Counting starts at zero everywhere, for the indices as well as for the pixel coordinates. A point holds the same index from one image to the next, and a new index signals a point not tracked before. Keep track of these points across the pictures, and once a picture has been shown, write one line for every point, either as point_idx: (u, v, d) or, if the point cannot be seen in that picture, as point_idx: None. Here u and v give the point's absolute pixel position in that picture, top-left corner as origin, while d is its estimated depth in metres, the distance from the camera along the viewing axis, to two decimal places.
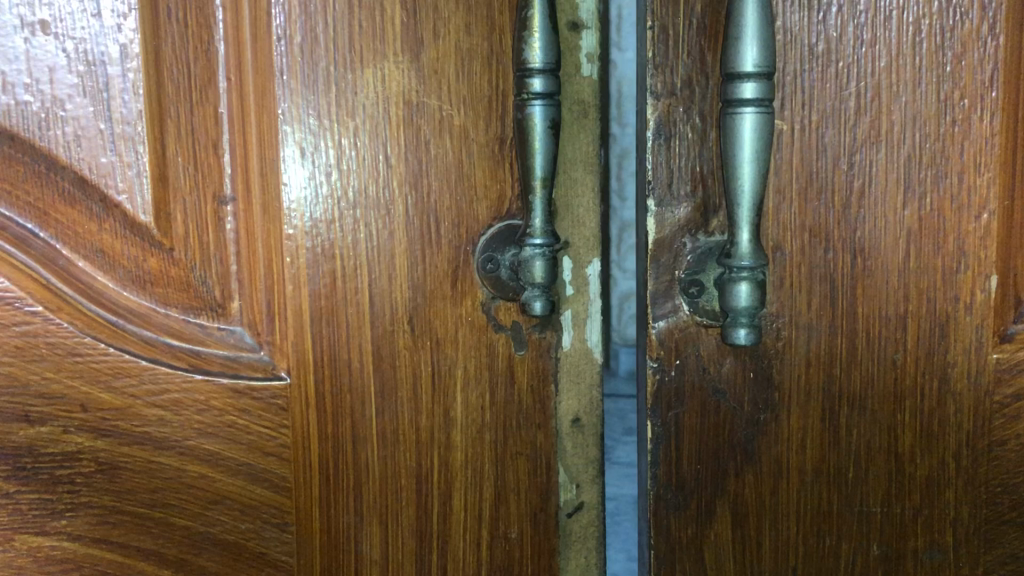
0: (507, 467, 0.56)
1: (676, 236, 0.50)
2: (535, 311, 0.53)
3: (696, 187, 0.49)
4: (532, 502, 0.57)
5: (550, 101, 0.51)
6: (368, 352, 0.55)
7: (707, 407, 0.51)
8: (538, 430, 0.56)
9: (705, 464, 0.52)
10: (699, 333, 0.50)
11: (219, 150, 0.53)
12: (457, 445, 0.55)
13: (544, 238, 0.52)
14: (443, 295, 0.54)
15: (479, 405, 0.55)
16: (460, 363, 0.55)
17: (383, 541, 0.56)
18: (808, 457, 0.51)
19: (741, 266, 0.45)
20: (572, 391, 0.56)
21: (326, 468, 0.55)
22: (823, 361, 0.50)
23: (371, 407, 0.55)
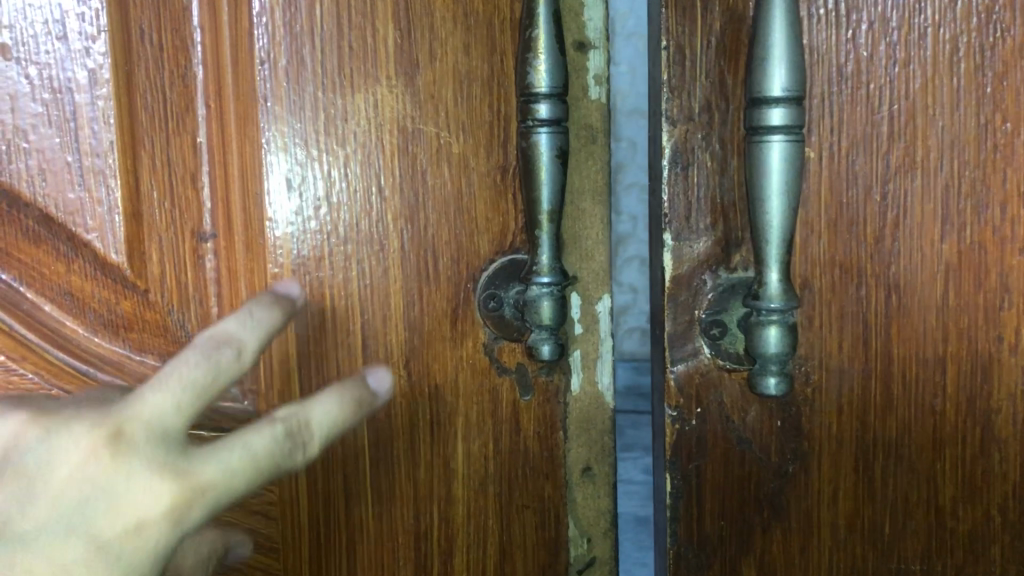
0: (514, 522, 0.52)
1: (695, 273, 0.46)
2: (543, 355, 0.49)
3: (716, 220, 0.45)
4: (540, 558, 0.52)
5: (556, 128, 0.47)
6: (361, 399, 0.50)
7: (730, 457, 0.47)
8: (546, 480, 0.52)
9: (730, 520, 0.47)
10: (721, 377, 0.46)
11: (198, 182, 0.50)
12: (458, 498, 0.51)
13: (550, 276, 0.48)
14: (442, 337, 0.50)
15: (483, 455, 0.51)
16: (461, 411, 0.51)
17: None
18: (841, 512, 0.47)
19: (770, 309, 0.41)
20: (582, 438, 0.52)
21: (317, 527, 0.51)
22: (856, 408, 0.46)
23: (365, 461, 0.51)
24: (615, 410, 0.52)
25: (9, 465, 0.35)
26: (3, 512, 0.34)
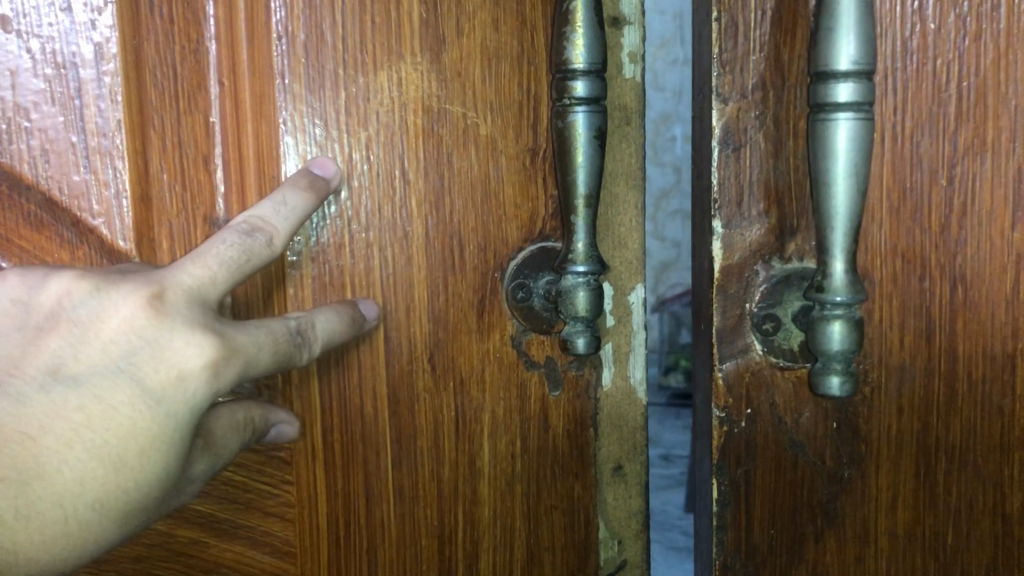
0: (541, 525, 0.49)
1: (747, 264, 0.42)
2: (578, 349, 0.45)
3: (770, 206, 0.42)
4: (569, 563, 0.49)
5: (595, 107, 0.44)
6: (383, 395, 0.47)
7: (782, 462, 0.44)
8: (575, 479, 0.49)
9: (781, 528, 0.44)
10: (774, 376, 0.43)
11: (211, 164, 0.46)
12: (484, 499, 0.48)
13: (586, 266, 0.45)
14: (468, 330, 0.47)
15: (508, 454, 0.48)
16: (488, 407, 0.48)
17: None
18: (900, 519, 0.44)
19: (835, 303, 0.38)
20: (613, 436, 0.49)
21: (336, 532, 0.48)
22: (918, 408, 0.43)
23: (387, 460, 0.47)
24: (648, 406, 0.49)
25: (63, 315, 0.38)
26: (57, 355, 0.38)
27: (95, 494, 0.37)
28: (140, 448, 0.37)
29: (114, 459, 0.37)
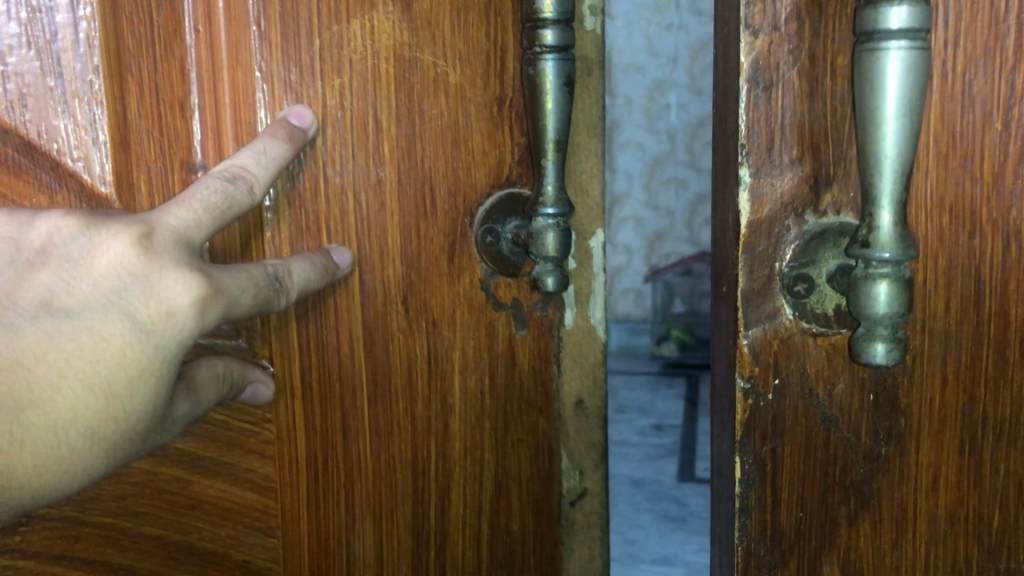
0: (510, 459, 0.49)
1: (777, 218, 0.38)
2: (548, 288, 0.44)
3: (804, 153, 0.37)
4: (534, 492, 0.50)
5: (565, 55, 0.44)
6: (359, 337, 0.46)
7: (813, 439, 0.39)
8: (540, 414, 0.49)
9: (811, 511, 0.40)
10: (805, 343, 0.39)
11: (187, 110, 0.43)
12: (455, 434, 0.48)
13: (556, 208, 0.44)
14: (439, 272, 0.47)
15: (478, 391, 0.48)
16: (458, 346, 0.47)
17: (376, 541, 0.48)
18: (941, 502, 0.40)
19: (881, 260, 0.33)
20: (577, 376, 0.49)
21: (313, 470, 0.47)
22: (963, 379, 0.39)
23: (362, 399, 0.47)
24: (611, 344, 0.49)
25: (53, 253, 0.38)
26: (49, 289, 0.37)
27: (88, 424, 0.36)
28: (130, 378, 0.37)
29: (105, 388, 0.36)
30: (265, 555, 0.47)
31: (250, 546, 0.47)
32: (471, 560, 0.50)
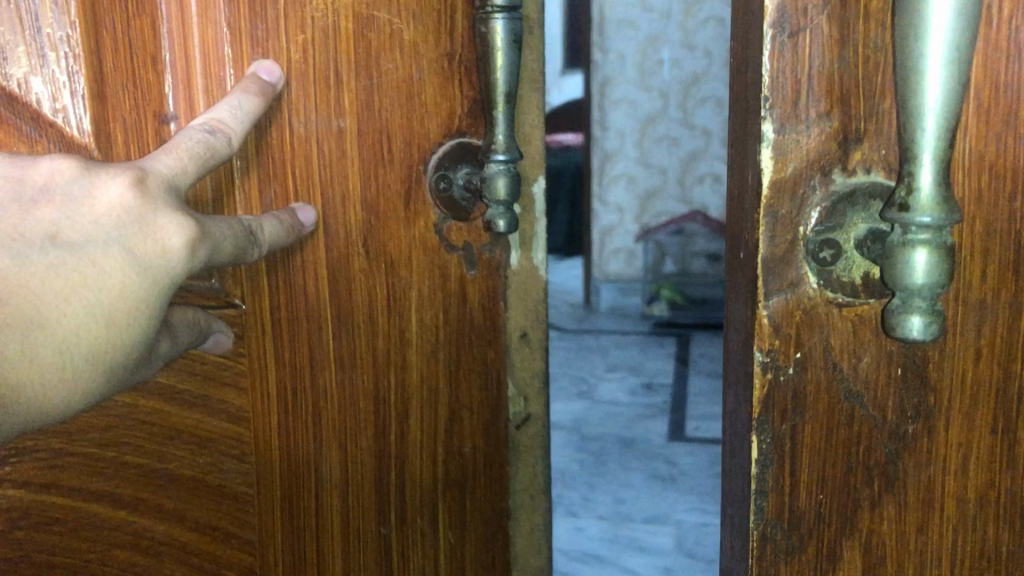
0: (462, 388, 0.50)
1: (802, 178, 0.35)
2: (500, 229, 0.47)
3: (833, 106, 0.34)
4: (484, 417, 0.51)
5: (513, 16, 0.46)
6: (324, 279, 0.46)
7: (835, 417, 0.37)
8: (488, 345, 0.51)
9: (831, 493, 0.37)
10: (830, 314, 0.36)
11: (160, 65, 0.42)
12: (413, 365, 0.49)
13: (506, 155, 0.46)
14: (395, 218, 0.47)
15: (434, 326, 0.49)
16: (416, 286, 0.48)
17: (342, 464, 0.49)
18: (971, 483, 0.37)
19: (921, 225, 0.30)
20: (523, 312, 0.52)
21: (284, 400, 0.47)
22: (999, 352, 0.36)
23: (329, 333, 0.47)
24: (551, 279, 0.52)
25: (56, 191, 0.37)
26: (50, 221, 0.37)
27: (91, 346, 0.37)
28: (131, 305, 0.37)
29: (109, 313, 0.37)
30: (237, 481, 0.47)
31: (225, 472, 0.47)
32: (432, 485, 0.51)
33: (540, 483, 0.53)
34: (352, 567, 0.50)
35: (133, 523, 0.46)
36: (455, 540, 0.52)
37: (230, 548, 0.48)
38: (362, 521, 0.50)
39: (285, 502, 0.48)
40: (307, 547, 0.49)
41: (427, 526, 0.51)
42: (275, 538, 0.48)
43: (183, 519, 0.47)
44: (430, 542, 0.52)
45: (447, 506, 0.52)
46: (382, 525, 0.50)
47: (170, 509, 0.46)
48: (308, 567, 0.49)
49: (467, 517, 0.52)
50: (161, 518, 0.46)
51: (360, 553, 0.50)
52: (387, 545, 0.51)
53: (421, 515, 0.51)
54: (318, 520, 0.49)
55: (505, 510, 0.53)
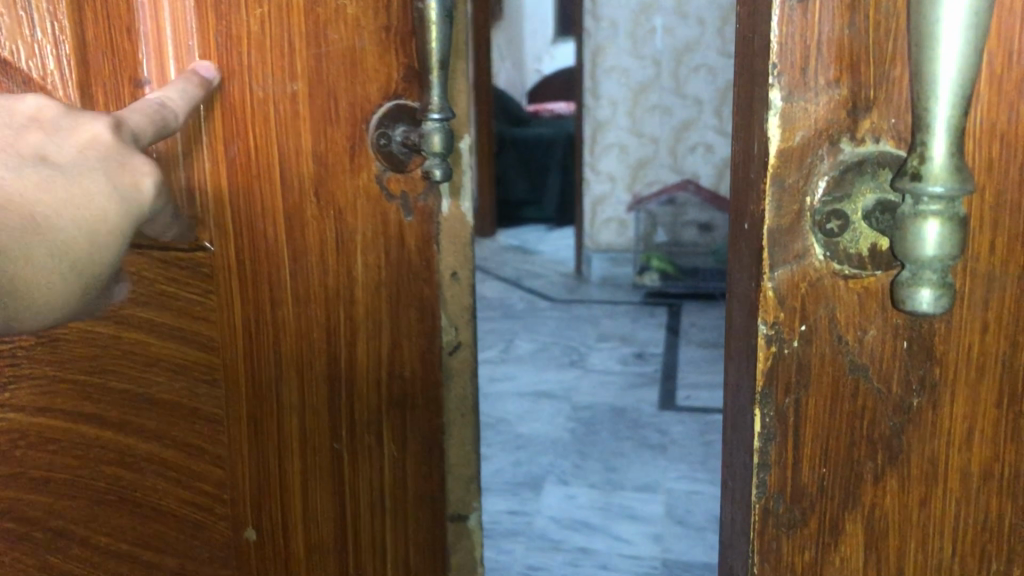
0: (402, 320, 0.49)
1: (810, 146, 0.34)
2: (437, 178, 0.45)
3: (842, 73, 0.33)
4: (421, 347, 0.50)
5: None
6: (279, 221, 0.47)
7: (840, 389, 0.36)
8: (424, 284, 0.49)
9: (834, 466, 0.37)
10: (836, 285, 0.35)
11: (134, 35, 0.45)
12: (360, 300, 0.49)
13: (442, 114, 0.44)
14: (343, 169, 0.47)
15: (376, 266, 0.48)
16: (358, 230, 0.48)
17: (299, 390, 0.49)
18: (976, 456, 0.37)
19: (932, 196, 0.29)
20: (456, 254, 0.49)
21: (250, 329, 0.49)
22: (1006, 324, 0.35)
23: (287, 268, 0.48)
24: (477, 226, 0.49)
25: (42, 121, 0.40)
26: (37, 145, 0.40)
27: (73, 263, 0.40)
28: (110, 228, 0.40)
29: (91, 233, 0.40)
30: (212, 403, 0.50)
31: (198, 396, 0.49)
32: (377, 407, 0.50)
33: (469, 416, 0.51)
34: (310, 485, 0.51)
35: (120, 441, 0.50)
36: (398, 462, 0.51)
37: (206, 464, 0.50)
38: (313, 436, 0.50)
39: (252, 424, 0.50)
40: (269, 463, 0.50)
41: (376, 446, 0.51)
42: (245, 459, 0.50)
43: (161, 440, 0.50)
44: (378, 461, 0.51)
45: (393, 429, 0.51)
46: (334, 441, 0.50)
47: (152, 429, 0.50)
48: (272, 481, 0.51)
49: (409, 440, 0.51)
50: (145, 441, 0.50)
51: (313, 470, 0.50)
52: (338, 463, 0.50)
53: (368, 434, 0.50)
54: (278, 441, 0.50)
55: (440, 427, 0.51)
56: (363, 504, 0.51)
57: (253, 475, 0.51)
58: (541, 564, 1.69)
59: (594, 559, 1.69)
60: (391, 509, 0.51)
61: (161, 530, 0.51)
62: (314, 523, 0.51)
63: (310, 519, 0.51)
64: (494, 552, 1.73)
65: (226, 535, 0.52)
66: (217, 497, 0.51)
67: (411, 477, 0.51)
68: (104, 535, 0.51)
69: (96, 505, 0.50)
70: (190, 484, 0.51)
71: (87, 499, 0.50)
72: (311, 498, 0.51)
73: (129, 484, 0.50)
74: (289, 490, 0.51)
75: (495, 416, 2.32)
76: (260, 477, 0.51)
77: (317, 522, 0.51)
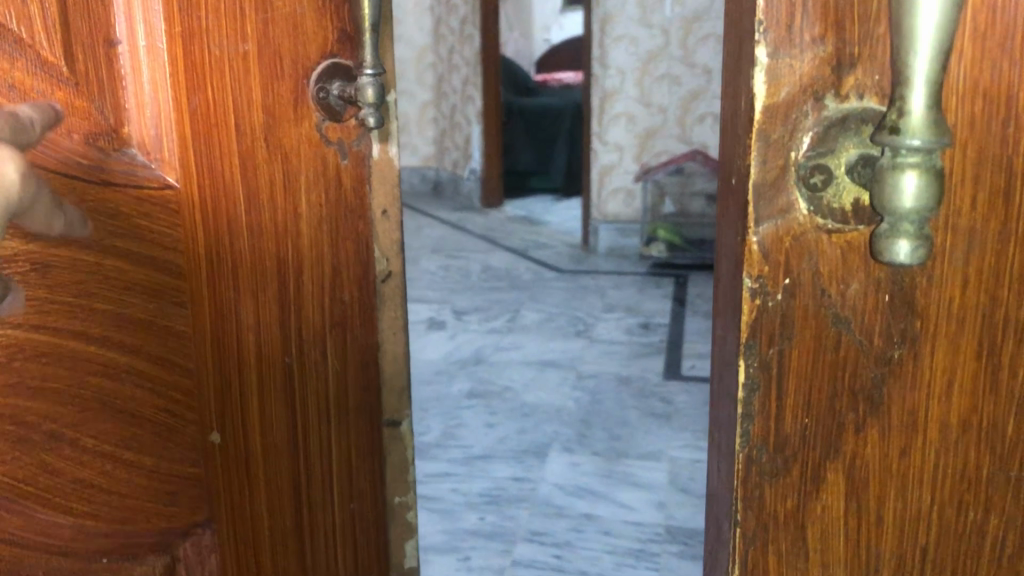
0: (342, 250, 0.50)
1: (795, 102, 0.35)
2: (371, 126, 0.47)
3: (827, 31, 0.34)
4: (357, 276, 0.51)
5: None
6: (233, 164, 0.45)
7: (823, 341, 0.37)
8: (359, 219, 0.51)
9: (816, 417, 0.38)
10: (819, 240, 0.36)
11: None
12: (304, 232, 0.48)
13: (375, 70, 0.46)
14: (288, 118, 0.46)
15: (318, 204, 0.49)
16: (302, 172, 0.48)
17: (256, 323, 0.48)
18: (955, 407, 0.38)
19: (910, 149, 0.30)
20: (387, 195, 0.52)
21: (210, 255, 0.46)
22: (987, 279, 0.36)
23: (242, 205, 0.46)
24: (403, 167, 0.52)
25: None
26: None
27: None
28: None
29: None
30: (181, 323, 0.46)
31: (167, 315, 0.45)
32: (322, 325, 0.51)
33: (400, 337, 0.54)
34: (268, 415, 0.50)
35: (102, 356, 0.43)
36: (340, 373, 0.52)
37: (172, 401, 0.46)
38: (265, 352, 0.49)
39: (214, 345, 0.47)
40: (230, 378, 0.48)
41: (321, 362, 0.51)
42: (205, 374, 0.47)
43: (138, 352, 0.44)
44: (324, 374, 0.51)
45: (336, 344, 0.51)
46: (286, 356, 0.49)
47: (133, 352, 0.44)
48: (235, 404, 0.48)
49: (349, 352, 0.52)
50: (126, 355, 0.44)
51: (268, 388, 0.49)
52: (290, 377, 0.50)
53: (315, 350, 0.51)
54: (240, 357, 0.48)
55: (376, 347, 0.53)
56: (312, 413, 0.51)
57: (215, 394, 0.47)
58: (545, 529, 1.71)
59: (598, 525, 1.72)
60: (337, 418, 0.52)
61: (129, 444, 0.45)
62: (273, 453, 0.50)
63: (265, 430, 0.50)
64: (499, 517, 1.76)
65: (193, 439, 0.47)
66: (179, 411, 0.47)
67: (350, 389, 0.53)
68: (72, 463, 0.43)
69: (46, 454, 0.42)
70: (166, 401, 0.46)
71: (43, 444, 0.42)
72: (266, 411, 0.49)
73: (110, 394, 0.44)
74: (248, 404, 0.49)
75: (501, 385, 2.34)
76: (221, 395, 0.48)
77: (271, 435, 0.50)
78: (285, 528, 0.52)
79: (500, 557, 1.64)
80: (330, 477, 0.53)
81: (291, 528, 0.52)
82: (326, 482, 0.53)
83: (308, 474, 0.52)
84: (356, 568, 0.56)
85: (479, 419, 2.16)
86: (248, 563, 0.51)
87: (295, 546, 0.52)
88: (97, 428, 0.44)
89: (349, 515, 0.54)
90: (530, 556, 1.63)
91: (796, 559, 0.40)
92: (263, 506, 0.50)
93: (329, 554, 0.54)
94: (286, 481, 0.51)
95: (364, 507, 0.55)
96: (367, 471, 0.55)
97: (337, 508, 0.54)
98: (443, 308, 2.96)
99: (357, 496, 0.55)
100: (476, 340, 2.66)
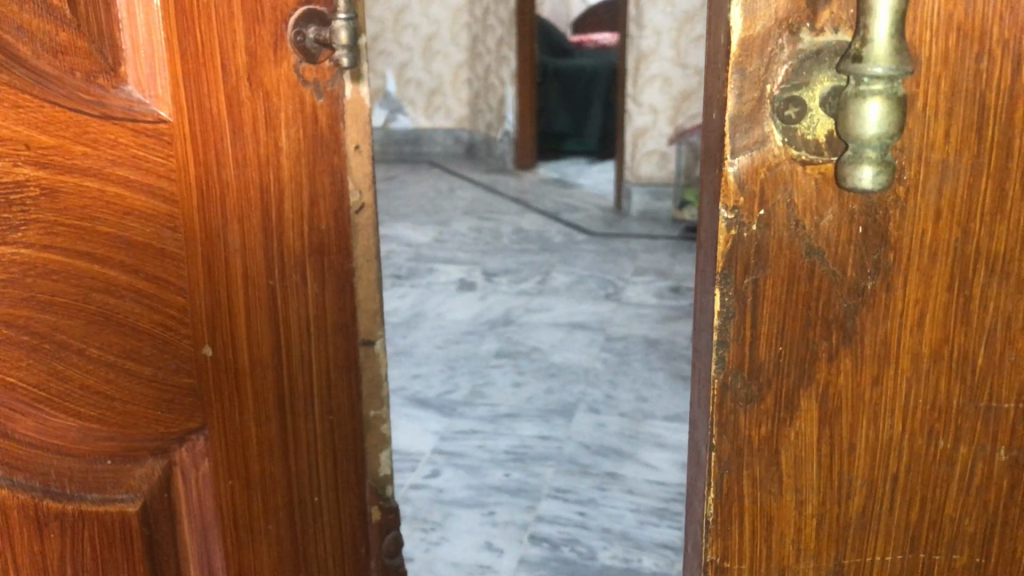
0: (318, 183, 0.53)
1: (771, 35, 0.35)
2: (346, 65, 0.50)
3: None
4: (331, 205, 0.54)
5: None
6: (221, 100, 0.49)
7: (797, 272, 0.38)
8: (334, 154, 0.53)
9: (791, 345, 0.39)
10: (793, 171, 0.37)
11: None
12: (284, 164, 0.52)
13: (349, 14, 0.49)
14: (268, 60, 0.50)
15: (297, 138, 0.52)
16: (282, 109, 0.51)
17: (242, 245, 0.51)
18: (926, 338, 0.39)
19: (874, 76, 0.32)
20: (360, 130, 0.54)
21: (200, 185, 0.49)
22: (958, 212, 0.37)
23: (228, 138, 0.49)
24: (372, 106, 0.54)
25: None
26: None
27: None
28: None
29: None
30: (175, 246, 0.50)
31: (162, 239, 0.49)
32: (301, 249, 0.53)
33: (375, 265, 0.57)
34: (252, 330, 0.53)
35: (103, 275, 0.49)
36: (319, 296, 0.55)
37: (167, 314, 0.51)
38: (251, 274, 0.52)
39: (205, 266, 0.51)
40: (220, 298, 0.52)
41: (301, 283, 0.54)
42: (197, 292, 0.51)
43: (136, 272, 0.49)
44: (304, 295, 0.54)
45: (315, 267, 0.54)
46: (270, 279, 0.53)
47: (131, 267, 0.49)
48: (224, 312, 0.52)
49: (327, 275, 0.55)
50: (125, 273, 0.49)
51: (254, 307, 0.53)
52: (274, 297, 0.53)
53: (296, 273, 0.54)
54: (228, 280, 0.51)
55: (350, 272, 0.56)
56: (293, 332, 0.55)
57: (205, 310, 0.51)
58: (569, 487, 1.74)
59: (622, 484, 1.74)
60: (317, 335, 0.56)
61: (130, 348, 0.50)
62: (260, 366, 0.54)
63: (252, 345, 0.53)
64: (523, 475, 1.78)
65: (188, 351, 0.52)
66: (173, 326, 0.51)
67: (328, 310, 0.56)
68: (79, 366, 0.50)
69: (57, 361, 0.49)
70: (162, 311, 0.50)
71: (55, 342, 0.49)
72: (254, 327, 0.53)
73: (111, 308, 0.49)
74: (237, 321, 0.52)
75: (529, 345, 2.36)
76: (211, 310, 0.51)
77: (257, 350, 0.54)
78: (270, 435, 0.56)
79: (523, 513, 1.67)
80: (310, 390, 0.56)
81: (276, 435, 0.56)
82: (307, 393, 0.56)
83: (292, 387, 0.55)
84: (336, 478, 0.59)
85: (506, 378, 2.19)
86: (238, 468, 0.55)
87: (280, 453, 0.56)
88: (100, 338, 0.50)
89: (328, 426, 0.57)
90: (554, 513, 1.66)
91: (769, 483, 0.41)
92: (252, 417, 0.55)
93: (311, 461, 0.58)
94: (271, 393, 0.55)
95: (342, 420, 0.58)
96: (344, 386, 0.58)
97: (317, 420, 0.57)
98: (473, 269, 2.98)
99: (335, 410, 0.58)
100: (505, 301, 2.68)
